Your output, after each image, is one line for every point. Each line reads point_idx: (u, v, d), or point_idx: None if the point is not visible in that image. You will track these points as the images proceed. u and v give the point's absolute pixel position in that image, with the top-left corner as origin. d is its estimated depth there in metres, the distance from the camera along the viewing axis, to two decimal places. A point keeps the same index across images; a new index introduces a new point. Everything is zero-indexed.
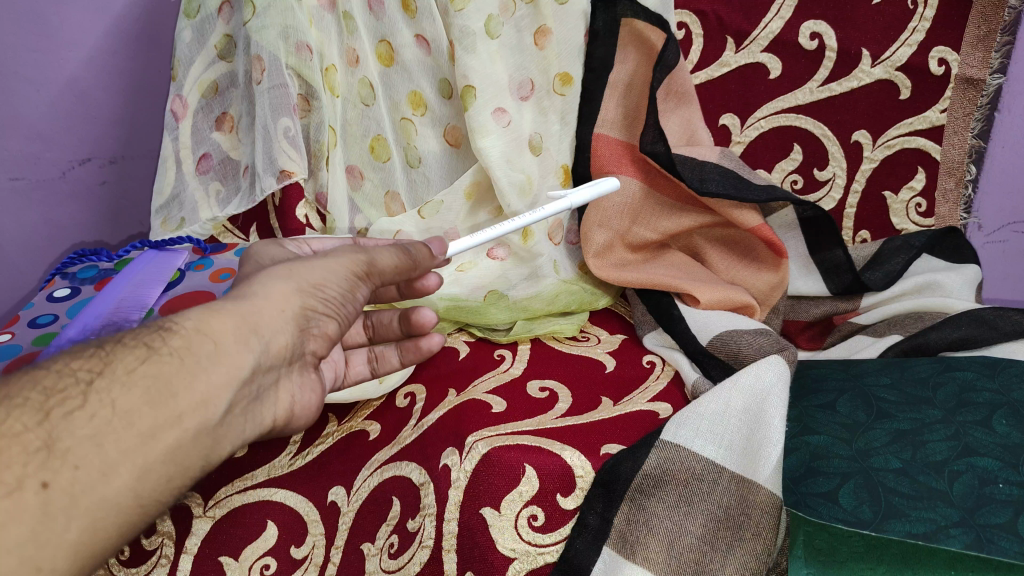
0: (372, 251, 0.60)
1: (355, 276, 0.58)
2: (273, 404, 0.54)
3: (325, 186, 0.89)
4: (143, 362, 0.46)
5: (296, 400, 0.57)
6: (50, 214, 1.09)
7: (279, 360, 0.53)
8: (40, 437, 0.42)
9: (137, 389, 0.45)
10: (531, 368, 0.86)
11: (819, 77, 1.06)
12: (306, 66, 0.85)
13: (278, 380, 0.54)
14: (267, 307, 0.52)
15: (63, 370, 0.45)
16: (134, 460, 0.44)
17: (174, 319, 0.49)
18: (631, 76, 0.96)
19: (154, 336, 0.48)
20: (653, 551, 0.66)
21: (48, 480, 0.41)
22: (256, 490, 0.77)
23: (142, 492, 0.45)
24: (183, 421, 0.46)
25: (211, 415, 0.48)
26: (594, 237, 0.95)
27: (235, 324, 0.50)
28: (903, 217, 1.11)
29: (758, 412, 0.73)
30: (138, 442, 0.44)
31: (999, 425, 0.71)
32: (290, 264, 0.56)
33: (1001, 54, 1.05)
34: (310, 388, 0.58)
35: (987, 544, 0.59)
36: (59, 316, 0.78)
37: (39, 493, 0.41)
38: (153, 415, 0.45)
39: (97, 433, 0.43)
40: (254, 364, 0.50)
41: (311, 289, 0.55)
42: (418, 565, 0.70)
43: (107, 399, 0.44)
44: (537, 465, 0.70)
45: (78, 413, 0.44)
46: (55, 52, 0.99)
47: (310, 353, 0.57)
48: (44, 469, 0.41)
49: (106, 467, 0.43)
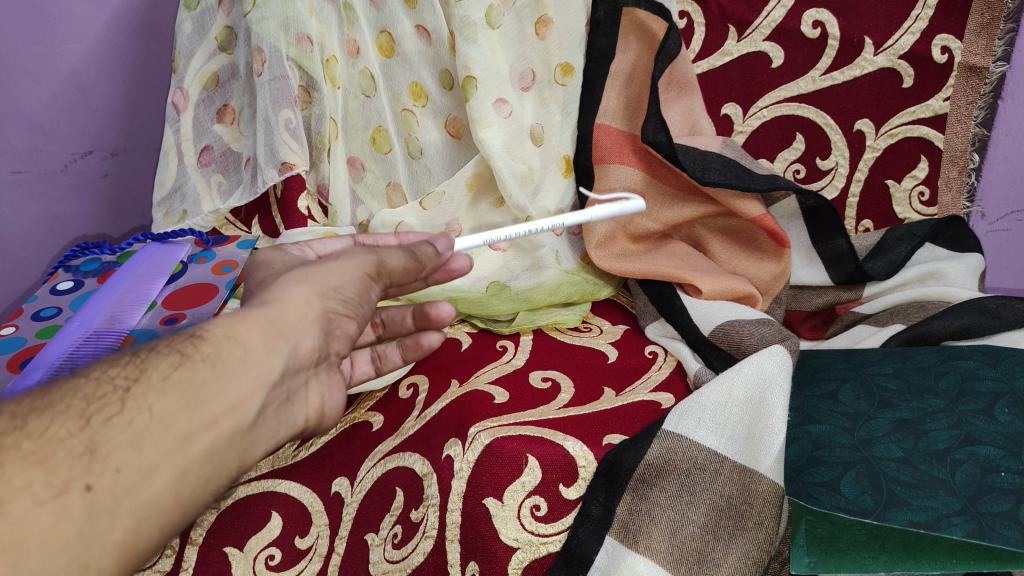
0: (380, 253, 0.59)
1: (368, 276, 0.57)
2: (305, 404, 0.53)
3: (326, 178, 0.89)
4: (176, 368, 0.47)
5: (326, 401, 0.56)
6: (52, 207, 1.09)
7: (307, 361, 0.52)
8: (83, 441, 0.43)
9: (171, 395, 0.46)
10: (533, 359, 0.87)
11: (821, 66, 1.06)
12: (307, 57, 0.85)
13: (308, 381, 0.53)
14: (290, 311, 0.52)
15: (102, 378, 0.46)
16: (172, 462, 0.44)
17: (206, 326, 0.50)
18: (632, 66, 0.96)
19: (187, 344, 0.48)
20: (655, 540, 0.67)
21: (91, 483, 0.42)
22: (259, 481, 0.79)
23: (181, 493, 0.45)
24: (217, 424, 0.46)
25: (244, 416, 0.48)
26: (595, 228, 0.95)
27: (261, 329, 0.50)
28: (906, 206, 1.11)
29: (759, 401, 0.73)
30: (176, 445, 0.45)
31: (1001, 413, 0.71)
32: (306, 268, 0.56)
33: (1004, 41, 1.04)
34: (337, 388, 0.57)
35: (989, 532, 0.59)
36: (63, 309, 0.79)
37: (83, 495, 0.41)
38: (187, 419, 0.45)
39: (136, 437, 0.44)
40: (283, 367, 0.50)
41: (328, 291, 0.54)
42: (420, 555, 0.70)
43: (144, 404, 0.45)
44: (539, 455, 0.70)
45: (116, 418, 0.44)
46: (56, 45, 0.99)
47: (334, 354, 0.56)
48: (88, 472, 0.42)
49: (145, 470, 0.44)
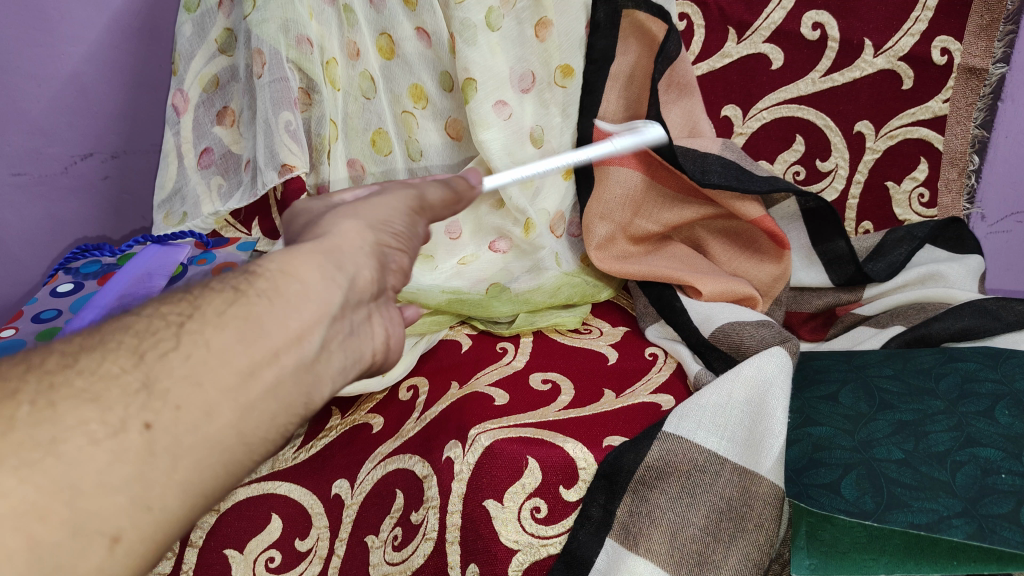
0: (421, 187, 0.54)
1: (413, 212, 0.53)
2: (370, 338, 0.49)
3: (327, 179, 0.90)
4: (231, 304, 0.42)
5: (391, 335, 0.52)
6: (52, 209, 1.09)
7: (366, 295, 0.48)
8: (137, 378, 0.38)
9: (230, 329, 0.41)
10: (533, 361, 0.87)
11: (820, 68, 1.06)
12: (307, 60, 0.85)
13: (370, 314, 0.49)
14: (344, 243, 0.48)
15: (153, 315, 0.41)
16: (236, 399, 0.40)
17: (258, 263, 0.45)
18: (632, 68, 0.96)
19: (240, 281, 0.44)
20: (656, 542, 0.67)
21: (151, 421, 0.37)
22: (260, 483, 0.79)
23: (246, 431, 0.40)
24: (280, 358, 0.42)
25: (307, 351, 0.43)
26: (595, 230, 0.95)
27: (319, 260, 0.45)
28: (906, 208, 1.11)
29: (760, 403, 0.73)
30: (238, 381, 0.40)
31: (1002, 415, 0.71)
32: (353, 204, 0.52)
33: (1004, 43, 1.04)
34: (396, 323, 0.53)
35: (989, 534, 0.59)
36: (63, 312, 0.78)
37: (141, 434, 0.36)
38: (248, 354, 0.40)
39: (194, 372, 0.39)
40: (344, 300, 0.46)
41: (379, 226, 0.50)
42: (421, 558, 0.70)
43: (200, 338, 0.40)
44: (539, 457, 0.70)
45: (172, 354, 0.39)
46: (56, 48, 0.99)
47: (390, 290, 0.52)
48: (145, 409, 0.37)
49: (207, 408, 0.38)
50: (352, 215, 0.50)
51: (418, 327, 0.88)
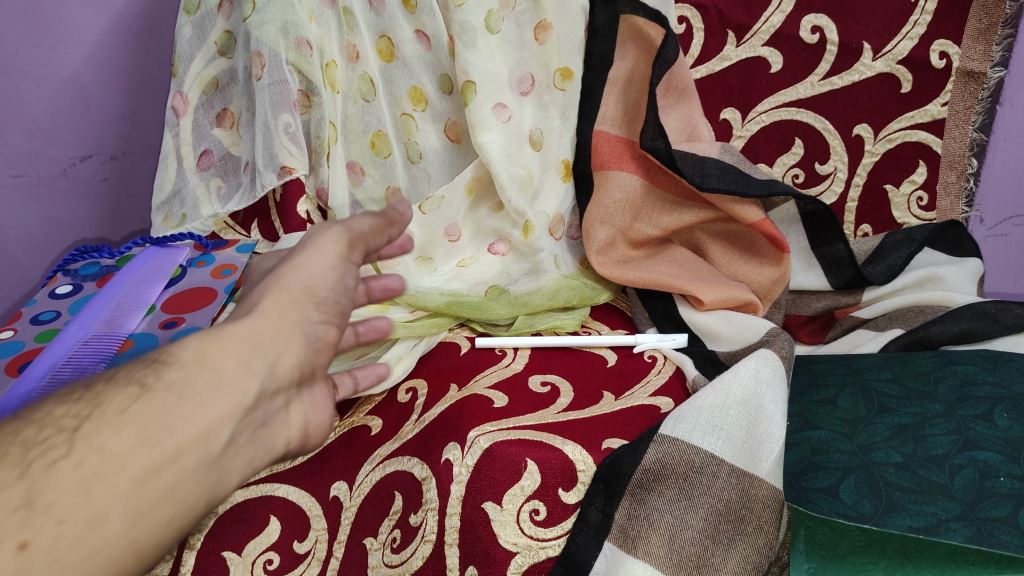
0: (348, 222, 0.59)
1: (344, 258, 0.57)
2: (285, 426, 0.53)
3: (325, 181, 0.90)
4: (134, 401, 0.46)
5: (311, 419, 0.55)
6: (51, 211, 1.08)
7: (284, 381, 0.51)
8: (20, 493, 0.42)
9: (129, 430, 0.45)
10: (531, 363, 0.87)
11: (819, 71, 1.06)
12: (306, 62, 0.86)
13: (288, 402, 0.53)
14: (262, 329, 0.51)
15: (47, 420, 0.46)
16: (125, 505, 0.44)
17: (171, 352, 0.49)
18: (630, 72, 0.96)
19: (147, 373, 0.48)
20: (654, 545, 0.67)
21: (28, 540, 0.40)
22: (257, 486, 0.78)
23: (137, 539, 0.44)
24: (180, 459, 0.46)
25: (211, 448, 0.47)
26: (595, 234, 0.95)
27: (237, 350, 0.50)
28: (904, 211, 1.11)
29: (757, 403, 0.74)
30: (131, 486, 0.44)
31: (1000, 418, 0.71)
32: (275, 270, 0.56)
33: (1002, 47, 1.04)
34: (322, 405, 0.56)
35: (988, 538, 0.59)
36: (62, 313, 0.78)
37: (17, 555, 0.40)
38: (145, 456, 0.45)
39: (86, 481, 0.43)
40: (258, 390, 0.50)
41: (301, 292, 0.54)
42: (420, 559, 0.69)
43: (95, 443, 0.44)
44: (538, 459, 0.70)
45: (62, 462, 0.44)
46: (55, 49, 0.99)
47: (319, 369, 0.55)
48: (23, 529, 0.41)
49: (93, 518, 0.43)
50: (277, 282, 0.55)
51: (417, 329, 0.88)
